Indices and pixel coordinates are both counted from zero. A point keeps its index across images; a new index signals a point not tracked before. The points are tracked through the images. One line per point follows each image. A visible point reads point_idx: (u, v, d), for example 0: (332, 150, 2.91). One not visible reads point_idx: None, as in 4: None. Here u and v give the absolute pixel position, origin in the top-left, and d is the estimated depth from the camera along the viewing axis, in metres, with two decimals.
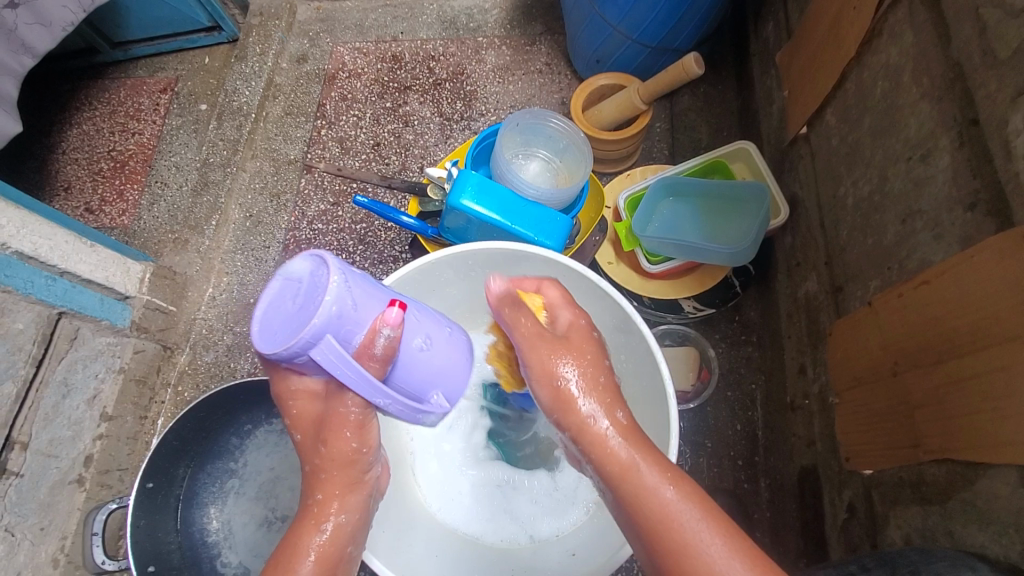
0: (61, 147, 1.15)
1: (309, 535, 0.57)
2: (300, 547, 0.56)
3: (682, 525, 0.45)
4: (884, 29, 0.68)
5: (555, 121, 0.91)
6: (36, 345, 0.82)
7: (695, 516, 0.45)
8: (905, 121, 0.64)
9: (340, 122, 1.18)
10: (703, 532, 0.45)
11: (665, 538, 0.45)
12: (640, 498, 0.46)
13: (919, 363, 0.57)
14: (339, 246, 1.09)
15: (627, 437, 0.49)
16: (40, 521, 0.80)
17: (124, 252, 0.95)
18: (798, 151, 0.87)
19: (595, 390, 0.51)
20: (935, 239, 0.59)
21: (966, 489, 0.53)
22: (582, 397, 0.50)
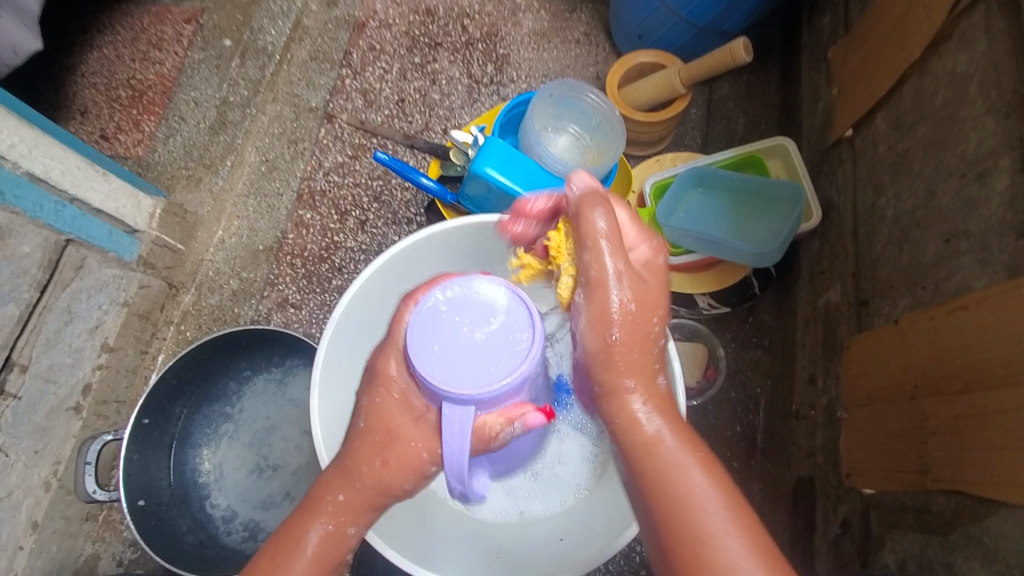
0: (79, 69, 1.09)
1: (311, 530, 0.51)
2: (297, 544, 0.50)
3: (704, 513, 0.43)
4: (954, 34, 0.64)
5: (591, 96, 0.87)
6: (42, 270, 0.81)
7: (698, 468, 0.45)
8: (963, 135, 0.61)
9: (366, 73, 1.14)
10: (725, 523, 0.42)
11: (681, 529, 0.43)
12: (658, 472, 0.45)
13: (940, 391, 0.56)
14: (354, 202, 1.07)
15: (652, 388, 0.49)
16: (35, 445, 0.81)
17: (136, 184, 0.93)
18: (839, 154, 0.83)
19: (638, 348, 0.49)
20: (980, 264, 0.57)
21: (974, 524, 0.52)
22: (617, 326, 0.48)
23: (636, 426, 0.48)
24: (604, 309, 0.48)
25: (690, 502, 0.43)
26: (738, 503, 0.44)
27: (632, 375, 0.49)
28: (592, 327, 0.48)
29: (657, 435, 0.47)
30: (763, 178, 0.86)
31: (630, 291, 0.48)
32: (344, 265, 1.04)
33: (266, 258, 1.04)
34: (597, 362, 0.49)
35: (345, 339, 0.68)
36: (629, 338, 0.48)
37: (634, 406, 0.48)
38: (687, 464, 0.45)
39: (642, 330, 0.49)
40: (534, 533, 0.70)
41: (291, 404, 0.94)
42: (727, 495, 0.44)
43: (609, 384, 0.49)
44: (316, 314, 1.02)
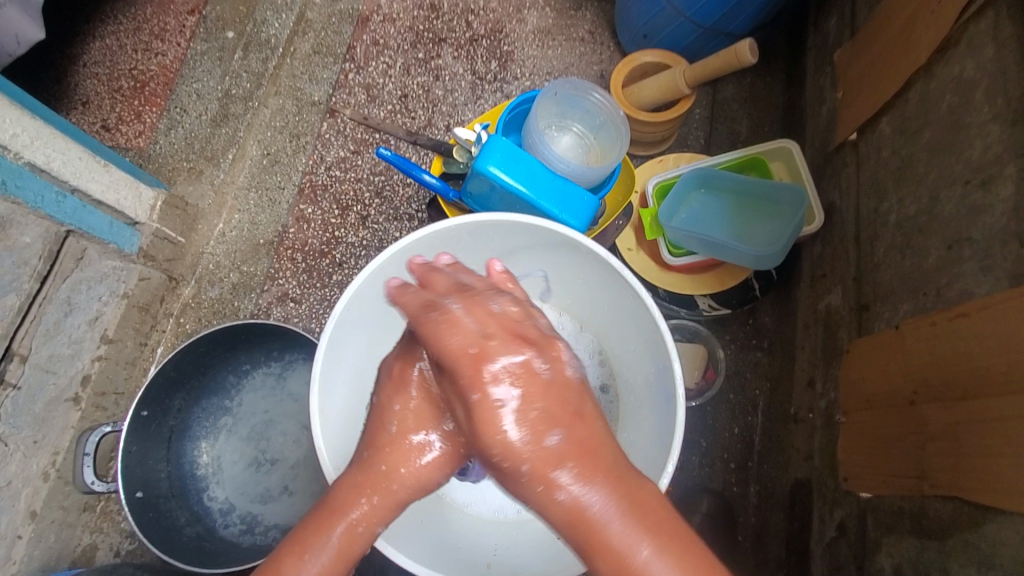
0: (80, 59, 1.08)
1: (318, 535, 0.47)
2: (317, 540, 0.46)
3: None
4: (962, 39, 0.63)
5: (596, 95, 0.87)
6: (42, 261, 0.81)
7: (625, 531, 0.38)
8: (969, 141, 0.61)
9: (369, 68, 1.14)
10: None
11: None
12: (593, 537, 0.38)
13: (941, 397, 0.56)
14: (355, 197, 1.07)
15: (562, 448, 0.39)
16: (34, 435, 0.81)
17: (137, 175, 0.93)
18: (842, 157, 0.83)
19: (540, 401, 0.38)
20: (982, 271, 0.57)
21: (972, 530, 0.52)
22: (506, 416, 0.38)
23: (554, 501, 0.38)
24: (476, 400, 0.38)
25: (627, 568, 0.38)
26: (680, 542, 0.39)
27: (556, 444, 0.39)
28: (487, 418, 0.38)
29: (590, 511, 0.38)
30: (766, 181, 0.86)
31: (502, 361, 0.38)
32: (345, 260, 1.04)
33: (266, 252, 1.04)
34: (520, 467, 0.38)
35: (348, 331, 0.68)
36: (526, 403, 0.38)
37: (545, 478, 0.38)
38: (620, 533, 0.38)
39: (537, 383, 0.38)
40: (531, 530, 0.69)
41: (290, 398, 0.94)
42: (662, 541, 0.39)
43: (516, 473, 0.39)
44: (316, 309, 1.02)
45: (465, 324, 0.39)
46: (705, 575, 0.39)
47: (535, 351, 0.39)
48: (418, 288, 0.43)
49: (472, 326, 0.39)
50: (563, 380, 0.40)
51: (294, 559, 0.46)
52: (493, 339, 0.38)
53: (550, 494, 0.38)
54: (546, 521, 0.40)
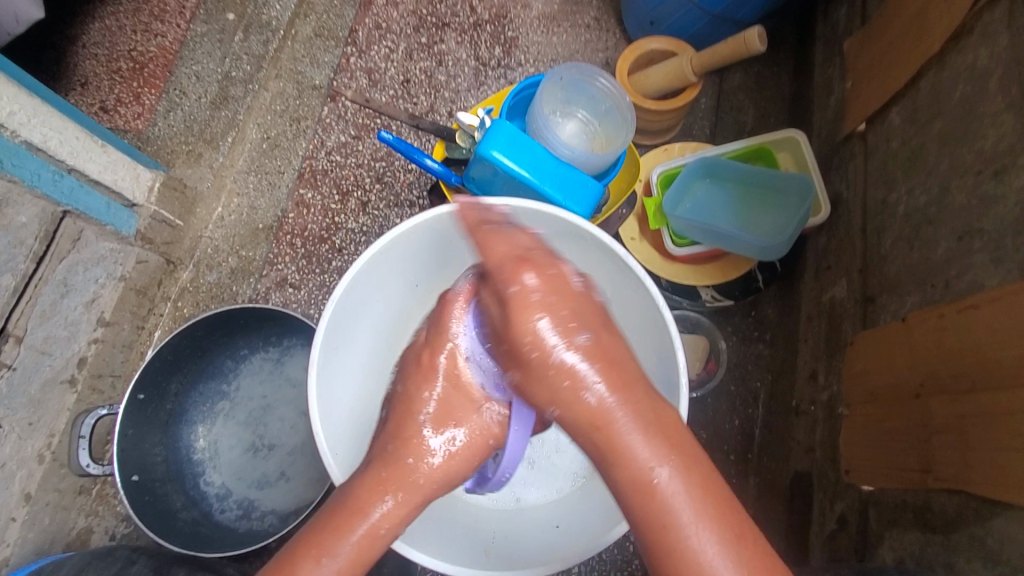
0: (80, 39, 1.04)
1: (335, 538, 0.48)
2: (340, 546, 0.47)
3: (669, 509, 0.41)
4: (976, 27, 0.62)
5: (602, 81, 0.86)
6: (38, 241, 0.79)
7: (642, 441, 0.43)
8: (982, 131, 0.60)
9: (371, 52, 1.12)
10: (678, 489, 0.42)
11: (647, 515, 0.42)
12: (612, 443, 0.43)
13: (948, 390, 0.56)
14: (356, 182, 1.05)
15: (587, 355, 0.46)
16: (29, 417, 0.80)
17: (135, 156, 0.92)
18: (850, 148, 0.82)
19: (565, 311, 0.47)
20: (993, 263, 0.56)
21: (977, 524, 0.52)
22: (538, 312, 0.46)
23: (580, 401, 0.45)
24: (514, 292, 0.47)
25: (643, 476, 0.42)
26: (694, 457, 0.43)
27: (577, 351, 0.46)
28: (520, 309, 0.47)
29: (608, 413, 0.44)
30: (772, 170, 0.85)
31: (536, 271, 0.48)
32: (345, 246, 1.03)
33: (265, 236, 1.03)
34: (548, 361, 0.46)
35: (346, 317, 0.67)
36: (559, 304, 0.47)
37: (570, 372, 0.45)
38: (634, 439, 0.43)
39: (566, 295, 0.48)
40: (528, 520, 0.71)
41: (288, 383, 0.93)
42: (680, 458, 0.43)
43: (545, 365, 0.46)
44: (315, 295, 1.01)
45: (507, 241, 0.51)
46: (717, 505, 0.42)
47: (568, 268, 0.49)
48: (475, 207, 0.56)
49: (512, 241, 0.51)
50: (588, 300, 0.49)
51: (310, 563, 0.46)
52: (535, 249, 0.50)
53: (567, 387, 0.45)
54: (569, 424, 0.46)
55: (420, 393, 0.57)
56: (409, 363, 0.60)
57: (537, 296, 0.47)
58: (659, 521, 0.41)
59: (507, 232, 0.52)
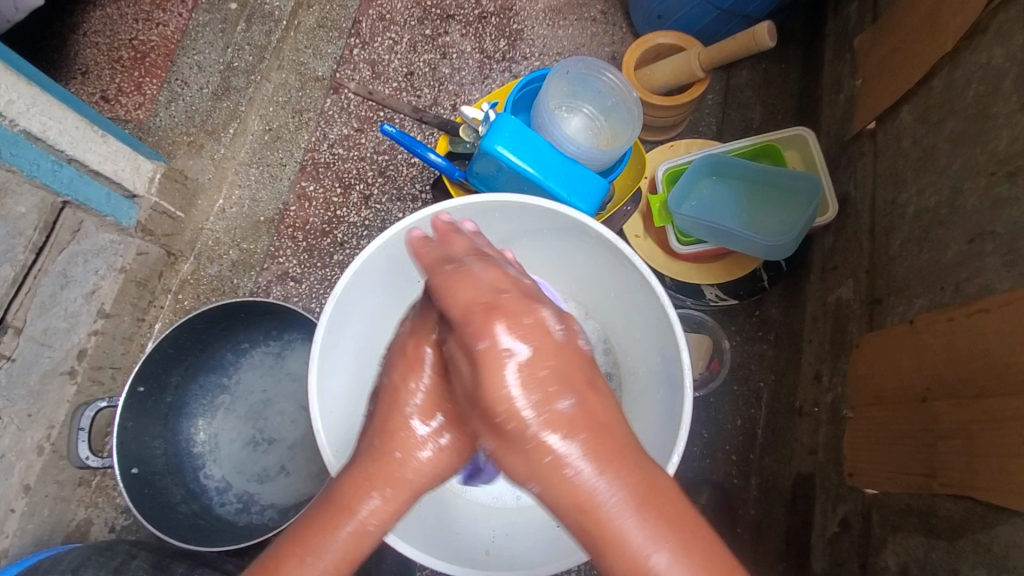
0: (81, 28, 1.02)
1: (325, 536, 0.46)
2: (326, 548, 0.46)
3: None
4: (991, 26, 0.61)
5: (609, 76, 0.84)
6: (38, 232, 0.79)
7: (638, 522, 0.38)
8: (996, 132, 0.59)
9: (374, 44, 1.11)
10: (674, 573, 0.38)
11: None
12: (604, 527, 0.38)
13: (955, 394, 0.55)
14: (358, 175, 1.05)
15: (567, 425, 0.39)
16: (28, 408, 0.80)
17: (136, 147, 0.91)
18: (859, 147, 0.81)
19: (545, 375, 0.39)
20: (1004, 266, 0.55)
21: (982, 531, 0.51)
22: (515, 382, 0.38)
23: (561, 480, 0.38)
24: (484, 350, 0.38)
25: (637, 563, 0.38)
26: (691, 534, 0.39)
27: (558, 422, 0.38)
28: (489, 374, 0.38)
29: (596, 498, 0.38)
30: (781, 169, 0.84)
31: (510, 325, 0.39)
32: (347, 240, 1.02)
33: (267, 229, 1.02)
34: (529, 438, 0.38)
35: (349, 312, 0.66)
36: (536, 362, 0.38)
37: (553, 451, 0.38)
38: (628, 518, 0.38)
39: (547, 349, 0.39)
40: None
41: (288, 377, 0.93)
42: (677, 538, 0.38)
43: (522, 439, 0.38)
44: (316, 289, 1.00)
45: (473, 287, 0.41)
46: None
47: (548, 312, 0.41)
48: (438, 243, 0.47)
49: (482, 283, 0.41)
50: (572, 355, 0.41)
51: (294, 561, 0.46)
52: (507, 293, 0.41)
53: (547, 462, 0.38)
54: (547, 502, 0.39)
55: (406, 385, 0.48)
56: None
57: (512, 353, 0.38)
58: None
59: (469, 272, 0.42)
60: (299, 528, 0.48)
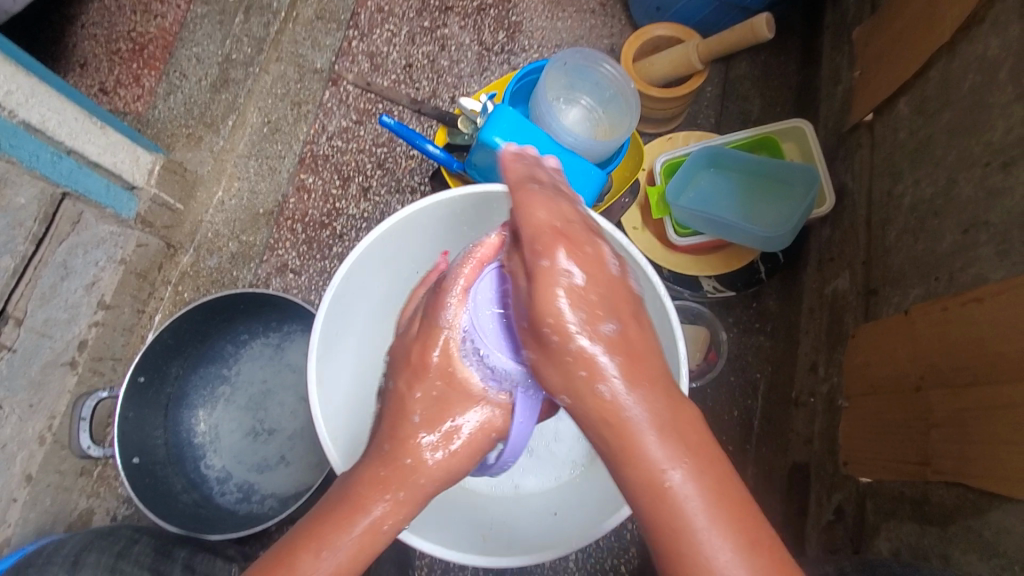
0: (78, 19, 1.02)
1: (337, 533, 0.46)
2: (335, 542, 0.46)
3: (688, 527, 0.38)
4: (987, 16, 0.61)
5: (606, 67, 0.85)
6: (38, 223, 0.79)
7: (666, 445, 0.39)
8: (991, 122, 0.59)
9: (373, 36, 1.11)
10: (695, 499, 0.38)
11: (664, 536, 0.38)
12: (630, 444, 0.39)
13: (948, 382, 0.56)
14: (357, 167, 1.05)
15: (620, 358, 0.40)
16: (30, 399, 0.81)
17: (134, 138, 0.91)
18: (856, 139, 0.81)
19: (601, 289, 0.41)
20: (997, 256, 0.56)
21: (974, 517, 0.52)
22: (567, 296, 0.40)
23: (592, 392, 0.40)
24: (545, 266, 0.41)
25: (654, 477, 0.39)
26: (712, 470, 0.39)
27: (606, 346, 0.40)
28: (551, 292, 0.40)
29: (632, 421, 0.39)
30: (778, 161, 0.84)
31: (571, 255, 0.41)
32: (346, 232, 1.02)
33: (266, 221, 1.03)
34: (573, 357, 0.40)
35: (346, 303, 0.67)
36: (587, 286, 0.41)
37: (589, 359, 0.40)
38: (653, 442, 0.39)
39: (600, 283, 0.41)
40: (527, 507, 0.71)
41: (288, 368, 0.93)
42: (698, 461, 0.39)
43: (563, 349, 0.40)
44: (316, 281, 1.01)
45: (542, 211, 0.43)
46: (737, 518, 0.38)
47: (606, 247, 0.43)
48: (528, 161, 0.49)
49: (554, 209, 0.44)
50: (621, 286, 0.42)
51: (310, 558, 0.45)
52: (576, 223, 0.43)
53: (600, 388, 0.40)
54: (592, 429, 0.40)
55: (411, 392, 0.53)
56: (399, 358, 0.56)
57: (571, 272, 0.41)
58: (668, 514, 0.38)
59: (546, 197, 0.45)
60: (311, 525, 0.47)
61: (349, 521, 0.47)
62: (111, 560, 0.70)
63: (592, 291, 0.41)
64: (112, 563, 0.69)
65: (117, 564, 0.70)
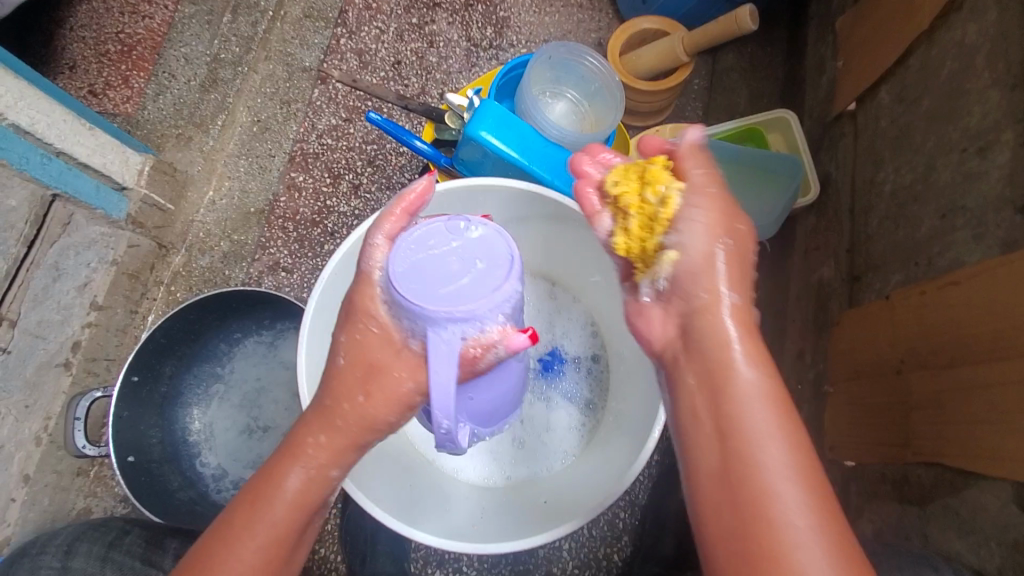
0: (66, 21, 1.02)
1: (271, 484, 0.53)
2: (269, 493, 0.53)
3: (770, 500, 0.41)
4: (964, 4, 0.62)
5: (591, 60, 0.85)
6: (29, 225, 0.80)
7: (759, 407, 0.45)
8: (968, 108, 0.60)
9: (361, 34, 1.11)
10: (783, 471, 0.42)
11: (749, 508, 0.42)
12: (735, 417, 0.45)
13: (927, 365, 0.57)
14: (347, 165, 1.05)
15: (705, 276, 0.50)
16: (25, 399, 0.81)
17: (123, 139, 0.91)
18: (840, 128, 0.82)
19: (728, 235, 0.52)
20: (975, 240, 0.57)
21: (952, 496, 0.53)
22: (719, 250, 0.51)
23: (715, 332, 0.49)
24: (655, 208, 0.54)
25: (745, 438, 0.44)
26: (787, 453, 0.43)
27: (653, 290, 0.54)
28: (661, 320, 0.53)
29: (739, 425, 0.45)
30: (763, 151, 0.85)
31: (696, 175, 0.54)
32: (337, 230, 1.03)
33: (257, 220, 1.03)
34: (716, 308, 0.49)
35: (334, 299, 0.68)
36: (724, 237, 0.52)
37: (731, 318, 0.49)
38: (757, 420, 0.44)
39: (687, 275, 0.51)
40: (518, 496, 0.72)
41: (281, 366, 0.94)
42: (793, 440, 0.44)
43: (714, 302, 0.50)
44: (308, 279, 1.01)
45: (699, 169, 0.54)
46: (826, 504, 0.41)
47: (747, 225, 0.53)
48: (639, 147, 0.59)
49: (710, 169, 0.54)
50: (734, 304, 0.50)
51: (247, 508, 0.52)
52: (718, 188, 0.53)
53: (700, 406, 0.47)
54: (719, 372, 0.47)
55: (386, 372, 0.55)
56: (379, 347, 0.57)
57: (717, 238, 0.51)
58: (763, 503, 0.41)
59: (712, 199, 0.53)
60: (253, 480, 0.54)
61: (286, 472, 0.54)
62: (103, 550, 0.70)
63: (730, 254, 0.51)
64: (103, 555, 0.69)
65: (109, 554, 0.69)
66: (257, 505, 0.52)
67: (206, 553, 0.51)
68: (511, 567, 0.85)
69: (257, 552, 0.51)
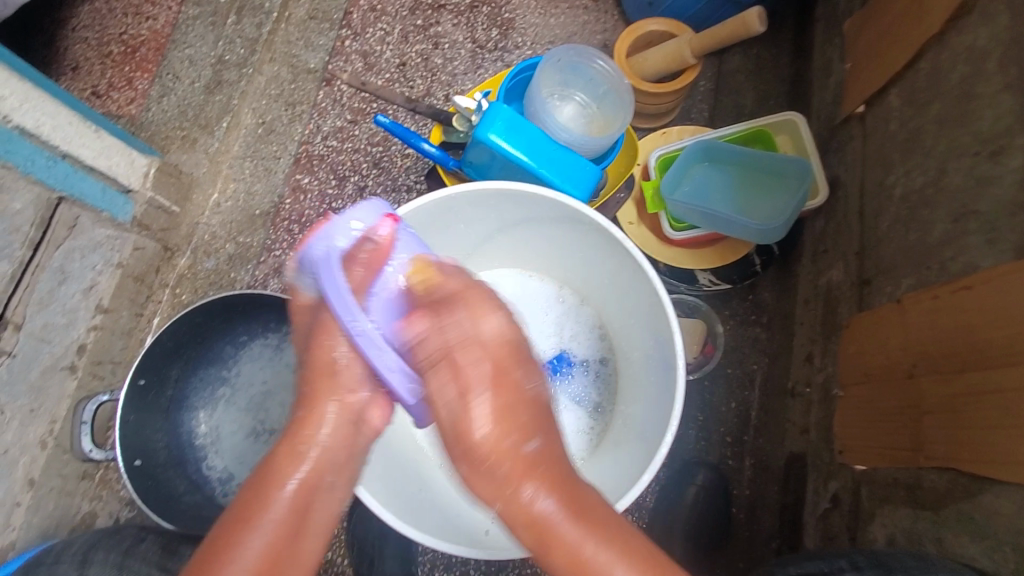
0: (70, 23, 1.02)
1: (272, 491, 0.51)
2: (266, 503, 0.50)
3: None
4: (976, 7, 0.62)
5: (600, 63, 0.85)
6: (34, 227, 0.79)
7: (594, 542, 0.45)
8: (980, 112, 0.60)
9: (366, 35, 1.11)
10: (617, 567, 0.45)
11: None
12: (551, 534, 0.45)
13: (939, 370, 0.57)
14: (352, 167, 1.05)
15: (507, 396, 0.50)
16: (30, 403, 0.81)
17: (130, 143, 0.90)
18: (848, 131, 0.82)
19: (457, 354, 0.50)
20: (988, 244, 0.57)
21: (966, 501, 0.53)
22: (478, 397, 0.49)
23: (499, 465, 0.48)
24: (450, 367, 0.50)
25: (529, 515, 0.46)
26: (619, 535, 0.46)
27: (493, 394, 0.49)
28: (486, 425, 0.48)
29: (546, 518, 0.46)
30: (772, 153, 0.84)
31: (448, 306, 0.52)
32: None
33: (262, 223, 1.03)
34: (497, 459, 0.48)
35: None
36: (499, 395, 0.49)
37: (519, 460, 0.47)
38: (547, 512, 0.46)
39: (510, 395, 0.50)
40: None
41: (287, 368, 0.94)
42: (589, 530, 0.46)
43: (485, 444, 0.48)
44: None
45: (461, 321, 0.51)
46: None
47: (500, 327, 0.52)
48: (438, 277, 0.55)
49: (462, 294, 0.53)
50: (547, 415, 0.51)
51: (245, 522, 0.49)
52: (462, 307, 0.52)
53: (523, 495, 0.46)
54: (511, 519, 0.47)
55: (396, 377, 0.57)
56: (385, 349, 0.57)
57: (438, 361, 0.51)
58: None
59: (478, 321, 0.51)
60: (245, 493, 0.52)
61: (286, 467, 0.52)
62: (119, 558, 0.69)
63: (497, 403, 0.49)
64: (119, 562, 0.69)
65: (125, 563, 0.69)
66: (258, 494, 0.51)
67: (208, 548, 0.48)
68: (518, 571, 0.85)
69: (262, 538, 0.49)
